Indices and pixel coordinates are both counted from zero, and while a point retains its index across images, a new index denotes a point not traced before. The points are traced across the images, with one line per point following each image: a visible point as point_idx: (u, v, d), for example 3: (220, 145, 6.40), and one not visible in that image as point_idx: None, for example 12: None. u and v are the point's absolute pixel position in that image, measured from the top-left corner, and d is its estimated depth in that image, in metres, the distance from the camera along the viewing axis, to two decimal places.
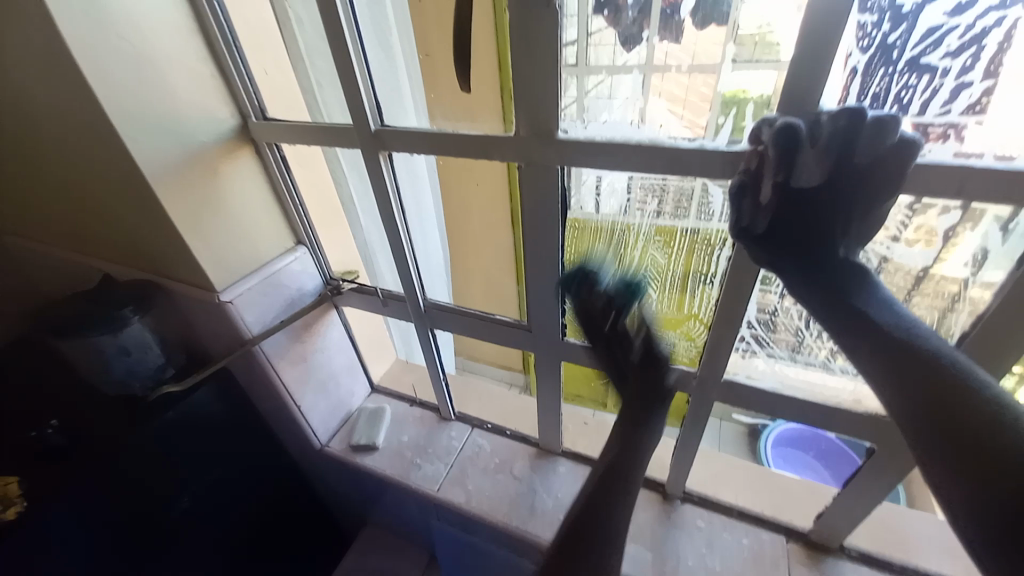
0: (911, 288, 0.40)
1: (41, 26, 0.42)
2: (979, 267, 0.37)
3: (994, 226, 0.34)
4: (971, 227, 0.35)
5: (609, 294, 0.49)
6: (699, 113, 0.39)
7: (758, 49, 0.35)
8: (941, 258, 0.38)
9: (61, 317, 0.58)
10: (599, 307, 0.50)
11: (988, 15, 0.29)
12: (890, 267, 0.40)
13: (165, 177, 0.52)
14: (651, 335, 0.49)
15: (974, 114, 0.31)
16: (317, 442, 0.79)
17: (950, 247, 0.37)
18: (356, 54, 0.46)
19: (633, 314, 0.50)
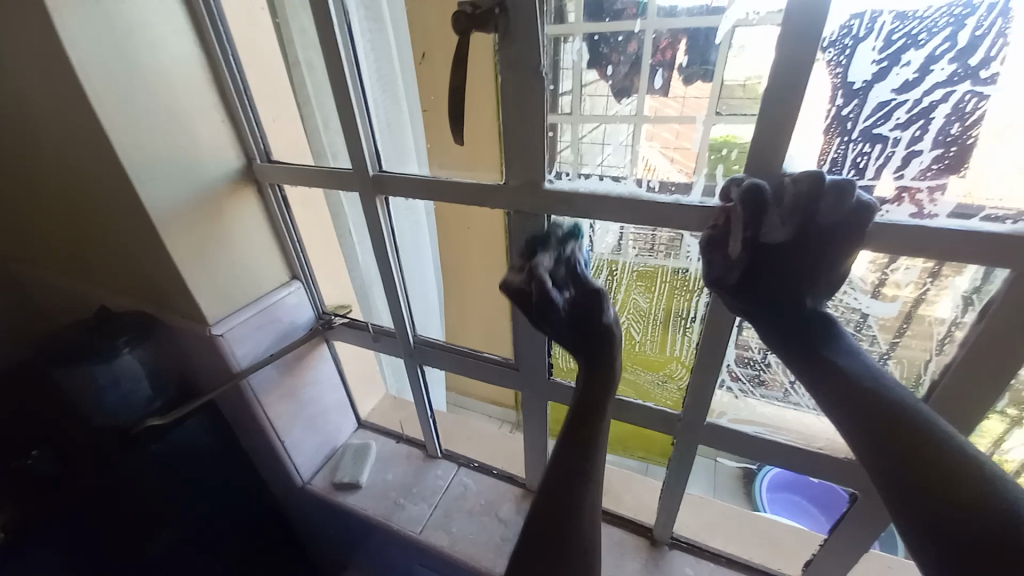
0: (903, 325, 0.41)
1: (64, 78, 0.45)
2: (965, 311, 0.37)
3: (974, 276, 0.35)
4: (956, 274, 0.36)
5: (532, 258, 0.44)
6: (690, 158, 0.41)
7: (748, 94, 0.36)
8: (929, 302, 0.38)
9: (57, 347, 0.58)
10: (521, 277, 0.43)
11: (935, 91, 0.32)
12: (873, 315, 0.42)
13: (168, 213, 0.54)
14: (578, 278, 0.43)
15: (925, 178, 0.33)
16: (300, 479, 0.77)
17: (940, 290, 0.38)
18: (358, 107, 0.50)
19: (561, 257, 0.44)
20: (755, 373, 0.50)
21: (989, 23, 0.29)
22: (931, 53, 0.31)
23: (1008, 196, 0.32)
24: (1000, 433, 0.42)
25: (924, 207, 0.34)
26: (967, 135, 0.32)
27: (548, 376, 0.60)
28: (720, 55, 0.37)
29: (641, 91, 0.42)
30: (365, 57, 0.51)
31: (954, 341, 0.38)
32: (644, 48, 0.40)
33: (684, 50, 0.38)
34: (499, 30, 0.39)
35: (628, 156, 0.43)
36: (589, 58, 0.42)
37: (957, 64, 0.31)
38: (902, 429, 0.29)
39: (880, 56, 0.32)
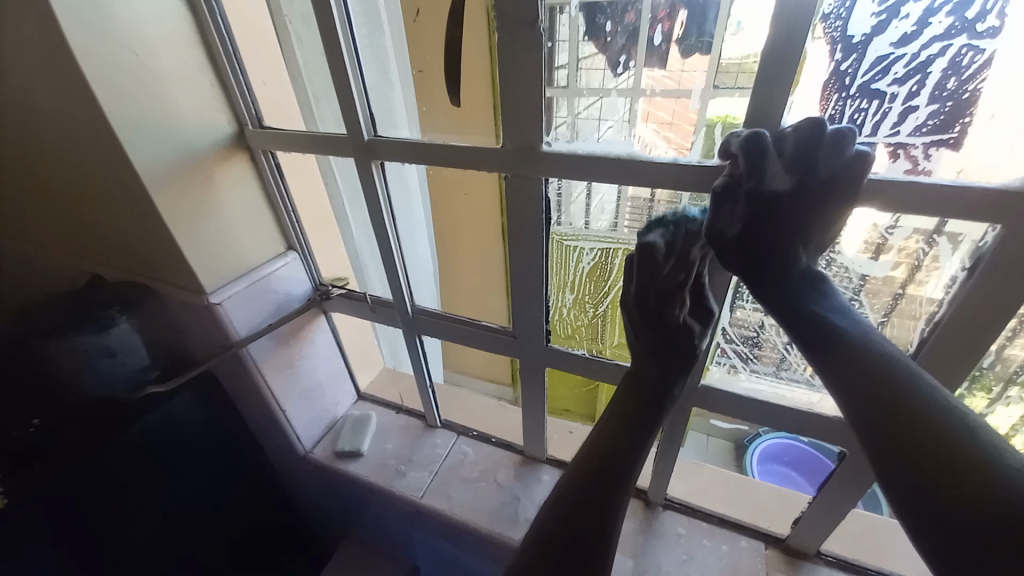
0: (892, 303, 0.42)
1: (46, 33, 0.44)
2: (949, 291, 0.39)
3: (970, 252, 0.36)
4: (953, 250, 0.37)
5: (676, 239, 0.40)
6: (685, 136, 0.41)
7: (745, 71, 0.37)
8: (921, 282, 0.40)
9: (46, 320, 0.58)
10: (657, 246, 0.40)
11: (932, 45, 0.32)
12: (873, 284, 0.42)
13: (159, 178, 0.53)
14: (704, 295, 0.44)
15: (921, 135, 0.33)
16: (301, 448, 0.78)
17: (931, 269, 0.39)
18: (352, 68, 0.49)
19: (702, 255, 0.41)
20: (750, 344, 0.52)
21: None
22: (929, 6, 0.31)
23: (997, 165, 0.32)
24: (991, 393, 0.43)
25: (917, 164, 0.34)
26: (962, 90, 0.32)
27: (546, 343, 0.61)
28: (719, 28, 0.37)
29: (638, 63, 0.42)
30: (357, 17, 0.50)
31: (935, 316, 0.40)
32: (642, 17, 0.40)
33: (682, 23, 0.39)
34: None
35: (624, 134, 0.44)
36: (586, 30, 0.43)
37: (955, 17, 0.31)
38: (890, 395, 0.30)
39: (879, 9, 0.32)
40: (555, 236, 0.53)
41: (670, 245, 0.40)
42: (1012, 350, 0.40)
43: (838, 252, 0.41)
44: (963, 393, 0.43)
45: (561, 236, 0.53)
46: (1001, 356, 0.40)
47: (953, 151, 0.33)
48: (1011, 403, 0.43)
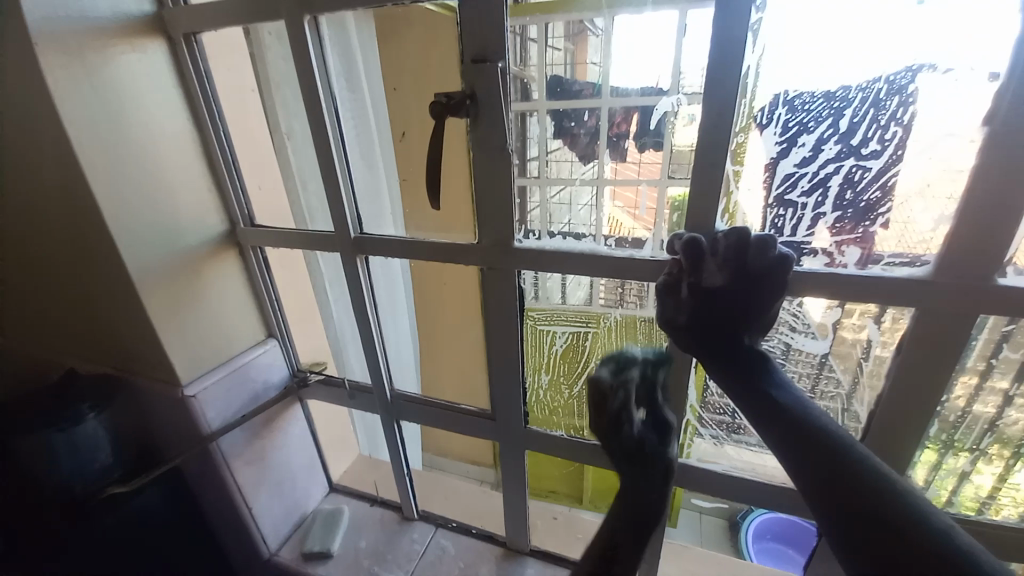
0: (860, 364, 0.45)
1: (60, 152, 0.48)
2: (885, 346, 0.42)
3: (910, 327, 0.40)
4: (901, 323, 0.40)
5: (620, 379, 0.43)
6: (651, 216, 0.47)
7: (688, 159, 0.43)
8: (883, 344, 0.42)
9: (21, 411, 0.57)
10: (604, 381, 0.43)
11: (828, 165, 0.39)
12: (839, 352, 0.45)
13: (149, 275, 0.55)
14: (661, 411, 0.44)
15: (834, 234, 0.40)
16: (266, 550, 0.72)
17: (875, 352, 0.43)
18: (343, 175, 0.54)
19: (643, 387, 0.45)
20: (728, 421, 0.54)
21: (863, 111, 0.37)
22: (820, 137, 0.38)
23: (915, 240, 0.38)
24: (968, 446, 0.45)
25: (834, 258, 0.40)
26: (859, 199, 0.39)
27: (524, 425, 0.61)
28: (666, 129, 0.45)
29: (600, 157, 0.52)
30: (350, 132, 0.57)
31: (881, 376, 0.43)
32: (601, 122, 0.50)
33: (636, 123, 0.48)
34: (470, 114, 0.45)
35: (593, 215, 0.51)
36: (554, 131, 0.53)
37: (842, 145, 0.38)
38: (832, 468, 0.31)
39: (781, 139, 0.40)
40: (530, 320, 0.56)
41: (617, 377, 0.43)
42: (971, 405, 0.43)
43: (805, 312, 0.44)
44: (942, 450, 0.46)
45: (535, 321, 0.56)
46: (944, 421, 0.44)
47: (887, 229, 0.38)
48: (990, 460, 0.45)
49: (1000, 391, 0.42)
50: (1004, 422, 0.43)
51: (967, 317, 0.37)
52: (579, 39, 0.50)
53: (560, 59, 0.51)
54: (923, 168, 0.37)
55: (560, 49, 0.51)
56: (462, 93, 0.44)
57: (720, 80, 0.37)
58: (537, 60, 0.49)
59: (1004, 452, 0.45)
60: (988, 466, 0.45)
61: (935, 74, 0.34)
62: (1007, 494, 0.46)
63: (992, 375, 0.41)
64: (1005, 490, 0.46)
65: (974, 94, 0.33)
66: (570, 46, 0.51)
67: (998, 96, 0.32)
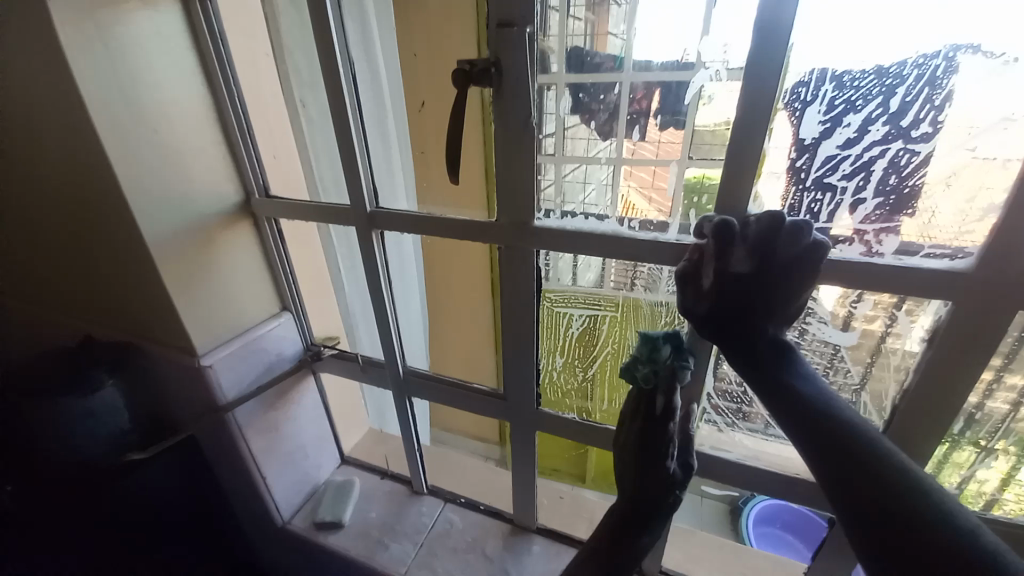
0: (871, 356, 0.44)
1: (77, 117, 0.48)
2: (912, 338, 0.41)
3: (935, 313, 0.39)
4: (922, 311, 0.39)
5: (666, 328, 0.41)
6: (666, 198, 0.46)
7: (716, 138, 0.41)
8: (901, 332, 0.41)
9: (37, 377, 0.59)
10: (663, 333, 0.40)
11: (873, 147, 0.37)
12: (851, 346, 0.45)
13: (164, 243, 0.55)
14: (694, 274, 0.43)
15: (871, 222, 0.38)
16: (279, 518, 0.74)
17: (897, 340, 0.42)
18: (359, 147, 0.53)
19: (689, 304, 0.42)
20: (735, 406, 0.53)
21: (918, 90, 0.34)
22: (868, 116, 0.36)
23: (956, 230, 0.36)
24: (981, 443, 0.43)
25: (872, 247, 0.38)
26: (903, 185, 0.37)
27: (536, 405, 0.61)
28: (692, 104, 0.42)
29: (618, 135, 0.48)
30: (366, 103, 0.55)
31: (908, 368, 0.42)
32: (621, 99, 0.47)
33: (658, 99, 0.45)
34: (493, 84, 0.43)
35: (607, 195, 0.49)
36: (572, 106, 0.49)
37: (890, 126, 0.36)
38: (852, 462, 0.30)
39: (824, 118, 0.37)
40: (547, 301, 0.55)
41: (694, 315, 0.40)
42: (981, 403, 0.41)
43: (817, 304, 0.44)
44: (949, 445, 0.44)
45: (552, 302, 0.56)
46: (967, 420, 0.42)
47: (924, 216, 0.37)
48: (1001, 457, 0.44)
49: (1016, 388, 0.40)
50: (1019, 419, 0.42)
51: (1005, 311, 0.35)
52: (601, 9, 0.45)
53: (580, 29, 0.46)
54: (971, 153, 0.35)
55: (581, 19, 0.46)
56: (486, 61, 0.42)
57: (761, 52, 0.35)
58: (556, 31, 0.45)
59: (1011, 450, 0.43)
60: (997, 463, 0.44)
61: (991, 61, 0.32)
62: (1012, 490, 0.45)
63: (1011, 371, 0.39)
64: (1011, 487, 0.45)
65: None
66: (592, 15, 0.46)
67: None
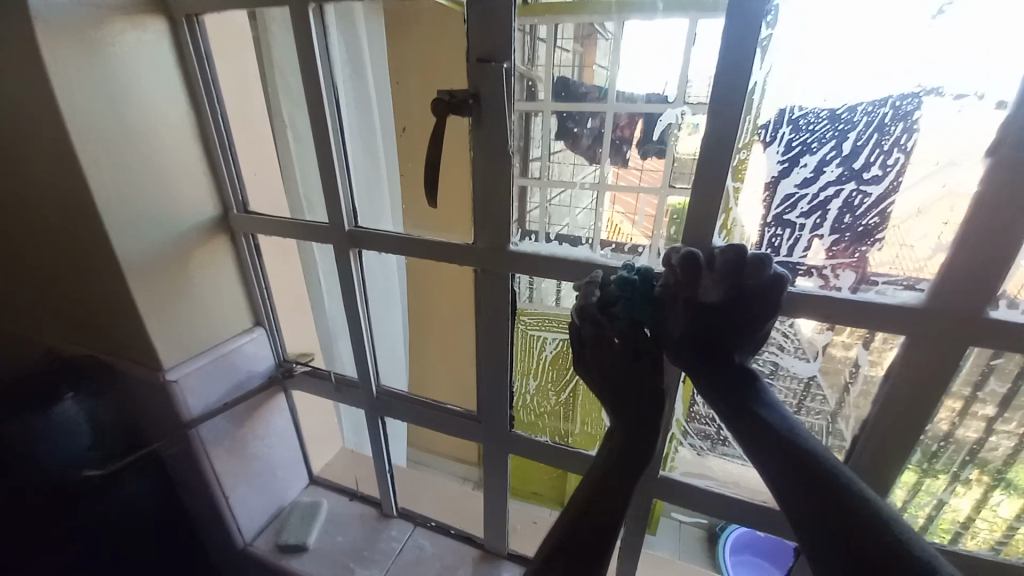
0: (848, 379, 0.45)
1: (51, 129, 0.47)
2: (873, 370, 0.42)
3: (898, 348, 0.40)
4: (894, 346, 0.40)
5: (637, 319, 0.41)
6: (650, 223, 0.47)
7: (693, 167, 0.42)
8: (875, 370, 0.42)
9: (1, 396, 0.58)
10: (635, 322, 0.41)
11: (828, 188, 0.39)
12: (829, 371, 0.45)
13: (136, 254, 0.54)
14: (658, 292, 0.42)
15: (829, 257, 0.40)
16: (241, 540, 0.71)
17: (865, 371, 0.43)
18: (340, 167, 0.53)
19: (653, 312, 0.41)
20: (712, 434, 0.54)
21: (867, 135, 0.37)
22: (823, 158, 0.38)
23: (907, 268, 0.38)
24: (949, 471, 0.45)
25: (829, 281, 0.40)
26: (857, 223, 0.39)
27: (509, 429, 0.61)
28: (672, 137, 0.44)
29: (602, 161, 0.50)
30: (349, 125, 0.56)
31: (868, 398, 0.43)
32: (606, 124, 0.48)
33: (641, 129, 0.47)
34: (472, 114, 0.45)
35: (593, 219, 0.50)
36: (557, 131, 0.51)
37: (844, 167, 0.38)
38: (814, 491, 0.31)
39: (783, 158, 0.39)
40: (521, 323, 0.56)
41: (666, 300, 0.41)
42: (954, 429, 0.43)
43: (796, 331, 0.45)
44: (925, 470, 0.45)
45: (526, 326, 0.56)
46: (926, 450, 0.44)
47: (879, 253, 0.39)
48: (968, 484, 0.45)
49: (986, 416, 0.42)
50: (986, 450, 0.43)
51: (955, 347, 0.37)
52: (589, 42, 0.47)
53: (568, 60, 0.48)
54: (926, 192, 0.37)
55: (569, 50, 0.48)
56: (466, 92, 0.44)
57: (727, 98, 0.37)
58: (544, 60, 0.48)
59: (984, 478, 0.45)
60: (967, 491, 0.45)
61: (943, 99, 0.34)
62: (985, 519, 0.46)
63: (975, 401, 0.41)
64: (983, 516, 0.46)
65: (980, 124, 0.33)
66: (579, 47, 0.48)
67: (1000, 126, 0.32)
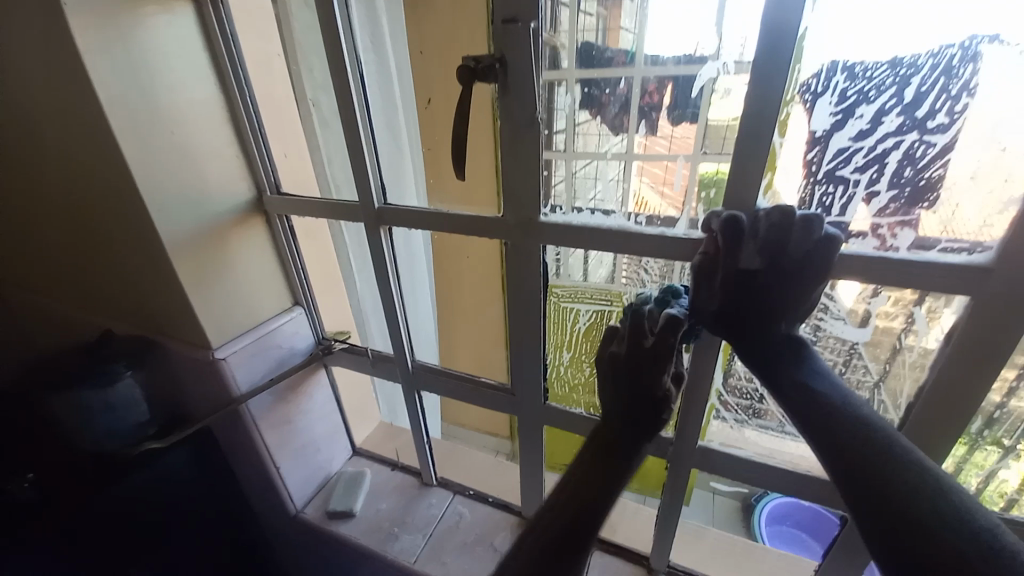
0: (889, 356, 0.43)
1: (94, 120, 0.49)
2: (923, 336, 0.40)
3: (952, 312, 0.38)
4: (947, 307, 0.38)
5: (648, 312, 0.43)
6: (678, 195, 0.45)
7: (730, 132, 0.40)
8: (924, 331, 0.40)
9: (55, 374, 0.60)
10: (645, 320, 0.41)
11: (887, 139, 0.36)
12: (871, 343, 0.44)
13: (179, 239, 0.56)
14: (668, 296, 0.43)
15: (886, 215, 0.37)
16: (292, 507, 0.76)
17: (915, 337, 0.41)
18: (367, 144, 0.53)
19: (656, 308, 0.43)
20: (750, 405, 0.53)
21: (933, 79, 0.33)
22: (881, 107, 0.35)
23: (975, 225, 0.35)
24: (1002, 441, 0.42)
25: (885, 241, 0.37)
26: (919, 177, 0.36)
27: (544, 401, 0.61)
28: (704, 99, 0.42)
29: (629, 130, 0.47)
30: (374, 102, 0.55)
31: (925, 366, 0.41)
32: (632, 90, 0.46)
33: (671, 94, 0.44)
34: (498, 80, 0.43)
35: (619, 191, 0.48)
36: (582, 100, 0.48)
37: (904, 117, 0.35)
38: (864, 458, 0.30)
39: (836, 109, 0.36)
40: (553, 297, 0.55)
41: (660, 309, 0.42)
42: (1005, 401, 0.40)
43: (836, 300, 0.43)
44: (973, 441, 0.43)
45: (558, 298, 0.56)
46: (987, 419, 0.41)
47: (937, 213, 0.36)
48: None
49: None
50: None
51: None
52: (613, 2, 0.44)
53: (592, 24, 0.45)
54: (983, 149, 0.34)
55: (592, 15, 0.45)
56: (491, 56, 0.42)
57: (771, 46, 0.34)
58: (567, 26, 0.45)
59: None
60: (1022, 462, 0.43)
61: (1009, 49, 0.31)
62: None
63: None
64: None
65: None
66: (602, 10, 0.44)
67: None
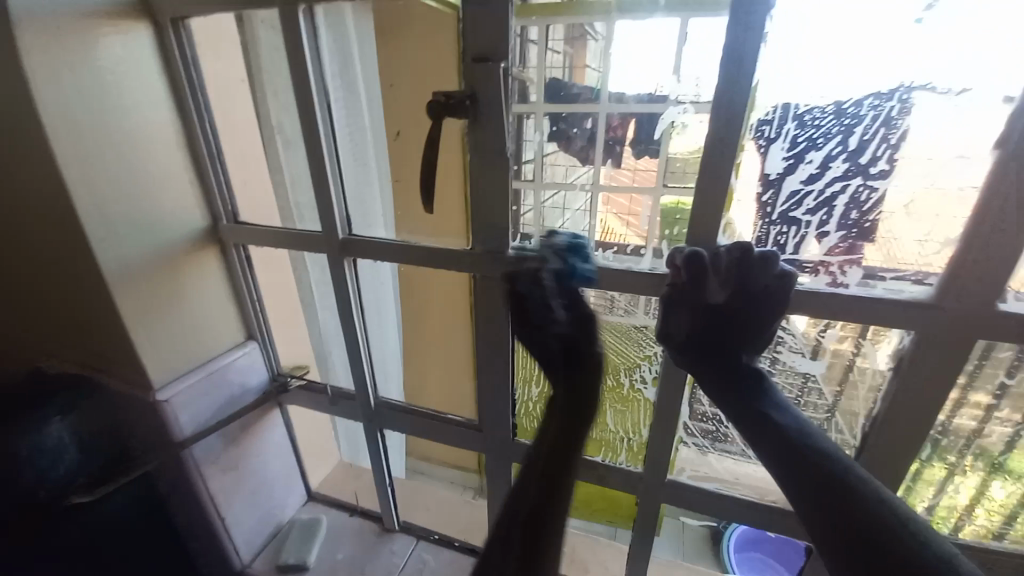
0: (844, 377, 0.44)
1: (33, 144, 0.46)
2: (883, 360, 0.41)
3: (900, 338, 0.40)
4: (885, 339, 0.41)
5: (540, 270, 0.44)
6: (642, 224, 0.47)
7: (689, 165, 0.42)
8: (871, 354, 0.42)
9: None
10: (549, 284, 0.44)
11: (834, 183, 0.38)
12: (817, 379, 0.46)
13: (124, 271, 0.52)
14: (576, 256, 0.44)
15: (835, 254, 0.39)
16: (239, 560, 0.69)
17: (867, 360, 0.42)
18: (333, 175, 0.52)
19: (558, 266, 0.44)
20: (713, 430, 0.53)
21: (874, 129, 0.36)
22: (828, 154, 0.38)
23: (917, 259, 0.37)
24: (950, 460, 0.44)
25: (836, 278, 0.40)
26: (864, 219, 0.38)
27: (512, 437, 0.59)
28: (664, 135, 0.44)
29: (595, 163, 0.49)
30: (342, 132, 0.55)
31: (880, 390, 0.42)
32: (598, 126, 0.48)
33: (634, 129, 0.46)
34: (469, 116, 0.44)
35: (587, 221, 0.50)
36: (550, 134, 0.50)
37: (850, 163, 0.38)
38: (830, 492, 0.30)
39: (788, 155, 0.39)
40: None
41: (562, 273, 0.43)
42: (951, 419, 0.42)
43: (791, 328, 0.44)
44: (925, 459, 0.44)
45: None
46: (937, 444, 0.43)
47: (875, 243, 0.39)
48: (966, 474, 0.45)
49: (983, 404, 0.41)
50: (984, 437, 0.43)
51: (965, 341, 0.37)
52: (579, 43, 0.47)
53: (559, 61, 0.47)
54: (926, 189, 0.36)
55: (559, 52, 0.47)
56: (461, 94, 0.43)
57: (728, 92, 0.36)
58: (536, 62, 0.46)
59: (980, 467, 0.44)
60: (966, 479, 0.45)
61: (947, 96, 0.34)
62: (981, 504, 0.45)
63: (974, 389, 0.40)
64: (980, 504, 0.45)
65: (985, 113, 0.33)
66: (569, 49, 0.47)
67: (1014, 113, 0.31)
